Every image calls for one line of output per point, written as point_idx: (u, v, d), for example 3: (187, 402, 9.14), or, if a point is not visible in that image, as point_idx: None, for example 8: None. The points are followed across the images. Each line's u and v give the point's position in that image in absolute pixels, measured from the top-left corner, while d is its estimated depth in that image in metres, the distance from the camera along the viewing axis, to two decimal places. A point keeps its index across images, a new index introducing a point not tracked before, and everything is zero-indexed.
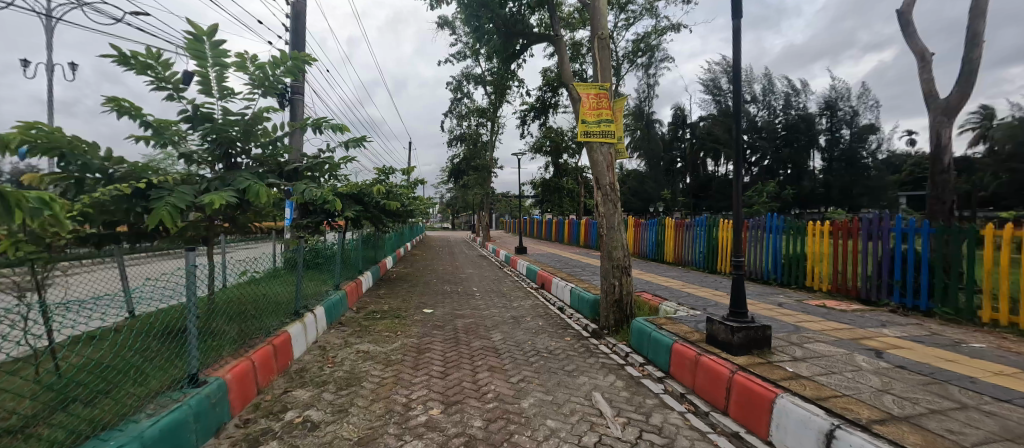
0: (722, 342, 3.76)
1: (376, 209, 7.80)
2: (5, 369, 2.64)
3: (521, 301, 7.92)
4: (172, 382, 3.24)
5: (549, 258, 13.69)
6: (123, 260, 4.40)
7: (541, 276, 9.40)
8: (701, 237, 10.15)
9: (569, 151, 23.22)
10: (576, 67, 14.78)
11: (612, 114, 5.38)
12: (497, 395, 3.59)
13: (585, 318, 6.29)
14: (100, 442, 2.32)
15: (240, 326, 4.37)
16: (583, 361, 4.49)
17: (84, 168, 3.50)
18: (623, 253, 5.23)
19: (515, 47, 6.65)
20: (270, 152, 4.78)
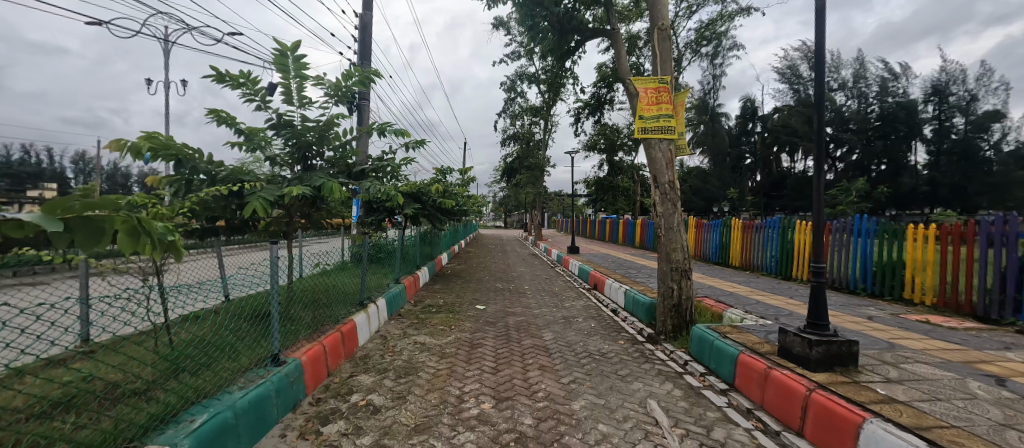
0: (797, 356, 3.57)
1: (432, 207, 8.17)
2: (133, 340, 3.12)
3: (572, 301, 7.95)
4: (258, 358, 3.65)
5: (602, 259, 13.54)
6: (221, 251, 5.03)
7: (594, 277, 9.35)
8: (774, 239, 9.54)
9: (625, 148, 22.73)
10: (634, 61, 14.47)
11: (672, 107, 5.21)
12: (548, 395, 3.69)
13: (640, 321, 6.20)
14: (202, 409, 2.72)
15: (314, 312, 4.80)
16: (637, 366, 4.46)
17: (193, 170, 4.05)
18: (683, 255, 5.10)
19: (570, 44, 6.68)
20: (340, 155, 5.20)
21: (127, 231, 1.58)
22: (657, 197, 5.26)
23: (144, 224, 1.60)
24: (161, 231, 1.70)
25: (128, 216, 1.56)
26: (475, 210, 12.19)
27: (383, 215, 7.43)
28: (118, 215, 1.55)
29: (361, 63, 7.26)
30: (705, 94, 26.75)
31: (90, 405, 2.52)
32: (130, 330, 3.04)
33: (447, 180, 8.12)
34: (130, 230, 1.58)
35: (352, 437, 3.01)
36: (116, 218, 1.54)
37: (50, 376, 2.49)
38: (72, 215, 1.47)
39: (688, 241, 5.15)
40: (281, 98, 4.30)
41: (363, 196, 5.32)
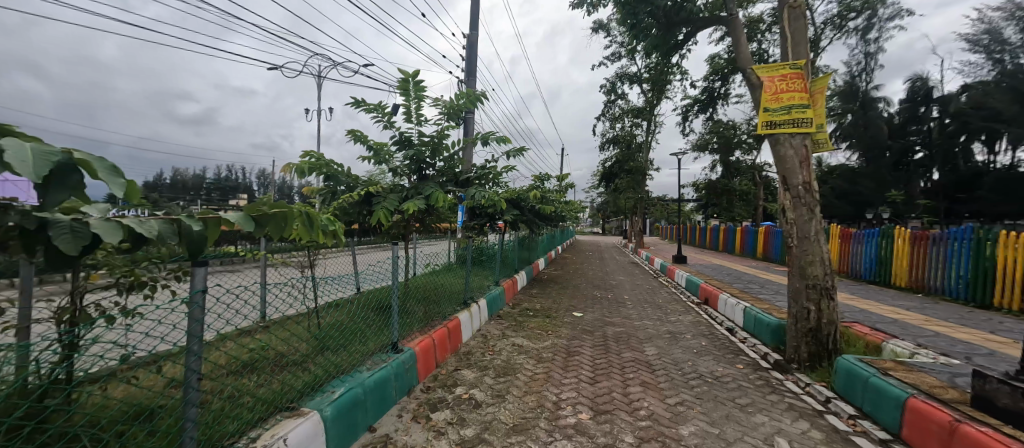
0: (1001, 409, 2.80)
1: (530, 213, 8.49)
2: (293, 320, 3.78)
3: (679, 315, 7.57)
4: (381, 343, 4.19)
5: (715, 270, 12.55)
6: (354, 249, 5.90)
7: (704, 291, 8.75)
8: (961, 256, 7.89)
9: (744, 147, 20.69)
10: (756, 47, 13.22)
11: (808, 97, 4.59)
12: (650, 414, 3.62)
13: (766, 344, 5.61)
14: (339, 383, 3.26)
15: (426, 307, 5.32)
16: (762, 397, 4.02)
17: (337, 182, 4.85)
18: (821, 271, 4.47)
19: (677, 37, 6.41)
20: (449, 164, 5.74)
21: (302, 223, 2.10)
22: (788, 200, 4.69)
23: (311, 216, 2.12)
24: (323, 222, 2.25)
25: (300, 211, 2.07)
26: (572, 215, 12.26)
27: (485, 221, 7.92)
28: (295, 210, 2.05)
29: (468, 78, 7.87)
30: (854, 77, 22.81)
31: (268, 368, 3.04)
32: (291, 309, 3.67)
33: (545, 186, 8.37)
34: (304, 222, 2.10)
35: (457, 427, 3.34)
36: (294, 212, 2.03)
37: (243, 342, 3.05)
38: (265, 213, 1.95)
39: (829, 253, 4.48)
40: (403, 117, 4.91)
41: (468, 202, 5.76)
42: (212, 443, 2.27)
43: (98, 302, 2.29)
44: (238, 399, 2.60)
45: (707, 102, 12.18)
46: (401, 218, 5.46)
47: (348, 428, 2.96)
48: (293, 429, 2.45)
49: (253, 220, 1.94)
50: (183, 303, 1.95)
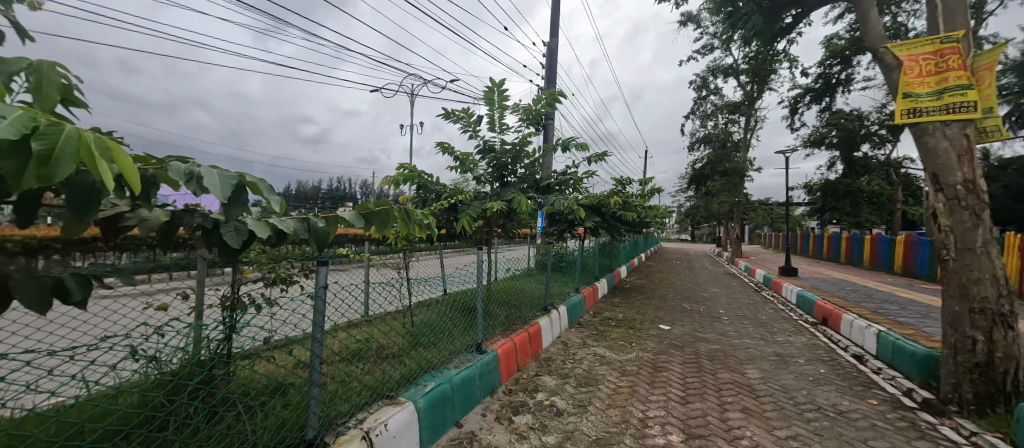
0: None
1: (612, 219, 8.28)
2: (388, 317, 4.05)
3: (787, 335, 6.77)
4: (468, 343, 4.24)
5: (833, 285, 11.04)
6: (441, 253, 6.23)
7: (821, 310, 7.72)
8: None
9: (872, 141, 17.95)
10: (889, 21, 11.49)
11: (970, 76, 3.64)
12: (754, 445, 3.26)
13: (910, 379, 4.48)
14: (430, 376, 3.45)
15: (508, 310, 5.41)
16: (901, 440, 3.30)
17: (428, 190, 5.20)
18: (994, 291, 3.44)
19: (783, 21, 5.81)
20: (530, 171, 5.85)
21: (401, 218, 2.29)
22: (940, 203, 3.71)
23: (409, 212, 2.30)
24: (419, 217, 2.43)
25: (399, 209, 2.25)
26: (658, 222, 11.69)
27: (565, 227, 7.90)
28: (394, 207, 2.23)
29: (548, 86, 7.97)
30: None
31: (369, 358, 3.32)
32: (387, 306, 3.96)
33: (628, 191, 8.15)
34: (403, 217, 2.29)
35: (538, 432, 3.38)
36: (393, 209, 2.22)
37: (347, 334, 3.36)
38: (370, 210, 2.15)
39: (1004, 269, 3.44)
40: (487, 126, 5.13)
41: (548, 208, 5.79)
42: (332, 419, 2.56)
43: (247, 292, 2.77)
44: (348, 385, 2.87)
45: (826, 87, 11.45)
46: (484, 222, 5.62)
47: (437, 421, 3.13)
48: (392, 416, 2.67)
49: (360, 215, 2.13)
50: (307, 296, 2.20)
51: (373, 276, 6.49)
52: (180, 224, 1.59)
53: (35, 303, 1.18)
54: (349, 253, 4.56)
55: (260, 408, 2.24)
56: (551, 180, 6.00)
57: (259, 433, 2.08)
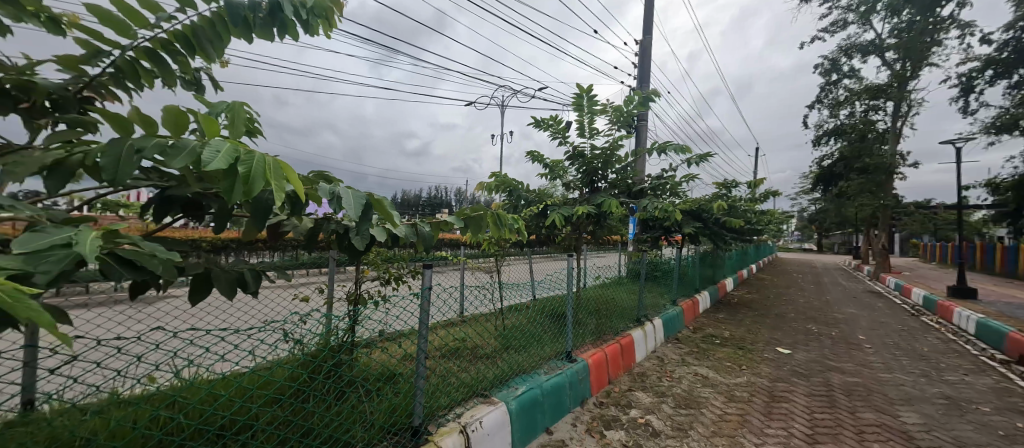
0: None
1: (714, 226, 7.64)
2: (482, 317, 4.21)
3: (954, 370, 5.54)
4: (558, 350, 4.23)
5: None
6: (531, 258, 6.32)
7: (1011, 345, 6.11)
8: None
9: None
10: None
11: None
12: None
13: None
14: (521, 381, 3.51)
15: (598, 319, 5.30)
16: None
17: (518, 197, 5.32)
18: None
19: None
20: (622, 176, 5.69)
21: (494, 223, 2.36)
22: None
23: (501, 216, 2.36)
24: (511, 221, 2.48)
25: (492, 212, 2.32)
26: (771, 229, 10.47)
27: (660, 234, 7.50)
28: (487, 212, 2.31)
29: (642, 86, 7.67)
30: None
31: (465, 357, 3.50)
32: (480, 309, 4.13)
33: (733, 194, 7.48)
34: (496, 221, 2.35)
35: None
36: (487, 214, 2.30)
37: (445, 332, 3.57)
38: (466, 214, 2.28)
39: None
40: (577, 132, 5.11)
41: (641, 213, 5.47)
42: (434, 410, 2.75)
43: (366, 289, 3.19)
44: (447, 381, 3.05)
45: (1019, 57, 9.62)
46: (574, 229, 5.56)
47: (529, 426, 3.18)
48: (487, 414, 2.79)
49: (459, 218, 2.27)
50: (413, 295, 2.39)
51: (468, 279, 6.83)
52: (323, 230, 1.86)
53: (227, 289, 1.51)
54: (445, 256, 4.87)
55: (376, 394, 2.49)
56: (644, 185, 5.77)
57: (375, 416, 2.32)
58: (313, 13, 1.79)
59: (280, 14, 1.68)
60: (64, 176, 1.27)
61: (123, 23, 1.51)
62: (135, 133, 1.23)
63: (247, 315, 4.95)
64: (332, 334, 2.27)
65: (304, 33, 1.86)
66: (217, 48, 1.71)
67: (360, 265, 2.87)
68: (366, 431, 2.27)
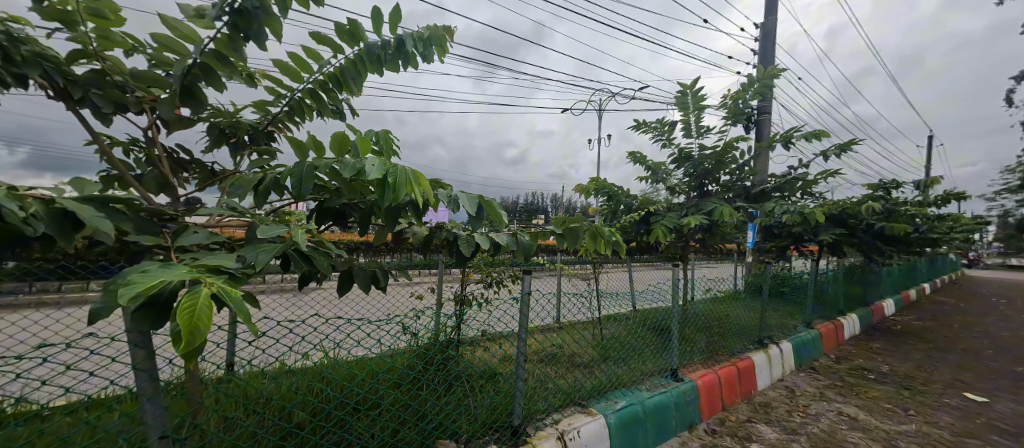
0: None
1: (861, 233, 6.43)
2: (581, 325, 4.15)
3: None
4: (660, 366, 3.81)
5: None
6: (632, 266, 6.03)
7: None
8: None
9: None
10: None
11: None
12: None
13: None
14: (622, 394, 3.33)
15: (708, 336, 4.65)
16: None
17: (619, 202, 5.17)
18: None
19: None
20: (737, 177, 5.15)
21: (592, 235, 2.36)
22: None
23: (600, 229, 2.34)
24: (609, 234, 2.45)
25: (591, 224, 2.33)
26: (956, 237, 8.35)
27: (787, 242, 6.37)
28: (586, 223, 2.32)
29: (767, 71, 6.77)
30: None
31: (563, 365, 3.49)
32: (578, 317, 4.05)
33: (891, 196, 6.27)
34: (594, 234, 2.35)
35: None
36: (586, 225, 2.31)
37: (543, 338, 3.61)
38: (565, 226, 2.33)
39: None
40: (682, 131, 4.79)
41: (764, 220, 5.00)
42: (533, 413, 2.80)
43: (472, 291, 3.44)
44: (545, 386, 3.07)
45: None
46: (679, 235, 5.15)
47: (630, 443, 3.02)
48: (585, 424, 2.76)
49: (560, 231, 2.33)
50: (514, 299, 2.48)
51: (564, 285, 6.87)
52: (436, 238, 2.06)
53: (365, 285, 1.78)
54: (543, 262, 4.91)
55: (480, 390, 2.64)
56: (767, 185, 5.18)
57: (478, 411, 2.45)
58: (430, 43, 1.98)
59: (404, 48, 1.91)
60: (262, 191, 1.58)
61: (294, 71, 1.82)
62: (309, 156, 1.49)
63: (371, 310, 5.56)
64: (441, 331, 2.47)
65: (424, 62, 2.07)
66: (358, 83, 1.98)
67: (464, 268, 3.10)
68: (472, 423, 2.43)
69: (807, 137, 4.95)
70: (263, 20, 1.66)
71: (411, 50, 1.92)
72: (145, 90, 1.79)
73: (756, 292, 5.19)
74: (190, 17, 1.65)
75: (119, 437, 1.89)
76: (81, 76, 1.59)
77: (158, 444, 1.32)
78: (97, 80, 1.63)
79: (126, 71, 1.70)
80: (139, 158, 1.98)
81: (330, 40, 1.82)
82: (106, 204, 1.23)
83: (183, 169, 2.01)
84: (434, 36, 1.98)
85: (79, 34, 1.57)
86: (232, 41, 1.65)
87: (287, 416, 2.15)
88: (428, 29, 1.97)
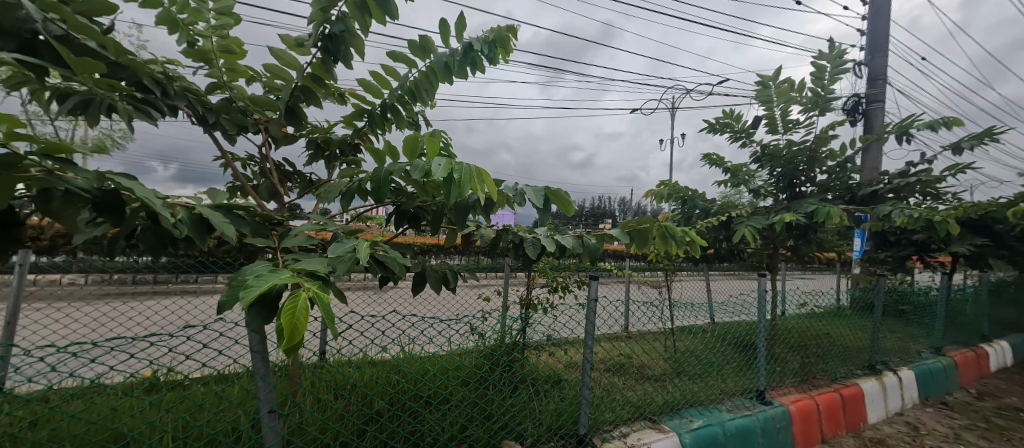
0: None
1: (1011, 242, 5.32)
2: (653, 335, 3.94)
3: None
4: (743, 386, 3.46)
5: None
6: (709, 275, 5.63)
7: None
8: None
9: None
10: None
11: None
12: None
13: None
14: (698, 414, 3.09)
15: (802, 358, 3.99)
16: None
17: (694, 206, 4.86)
18: None
19: None
20: (838, 176, 4.55)
21: (661, 236, 2.25)
22: None
23: (669, 229, 2.22)
24: (681, 235, 2.31)
25: (659, 225, 2.21)
26: None
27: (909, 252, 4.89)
28: (654, 225, 2.21)
29: (878, 53, 5.83)
30: None
31: (630, 375, 3.37)
32: (648, 327, 3.84)
33: None
34: (662, 234, 2.24)
35: None
36: (654, 226, 2.21)
37: (609, 346, 3.51)
38: (633, 228, 2.25)
39: None
40: (766, 128, 4.40)
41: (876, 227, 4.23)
42: (599, 423, 2.74)
43: (537, 295, 3.46)
44: (613, 397, 2.97)
45: None
46: (765, 241, 4.71)
47: None
48: (656, 441, 2.64)
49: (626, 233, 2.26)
50: (580, 305, 2.42)
51: (635, 293, 6.61)
52: (502, 240, 2.09)
53: (436, 285, 1.87)
54: (611, 268, 4.76)
55: (545, 394, 2.64)
56: (878, 186, 4.53)
57: (544, 416, 2.45)
58: (493, 46, 2.05)
59: (469, 54, 1.98)
60: (347, 196, 1.73)
61: (375, 87, 1.97)
62: (386, 162, 1.61)
63: (442, 311, 5.75)
64: (508, 333, 2.50)
65: (489, 65, 2.13)
66: (430, 93, 2.09)
67: (530, 272, 3.14)
68: (537, 428, 2.44)
69: (936, 127, 4.36)
70: (349, 41, 1.83)
71: (477, 56, 2.00)
72: (260, 112, 2.06)
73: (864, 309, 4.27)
74: (293, 46, 1.87)
75: (236, 409, 2.17)
76: (214, 104, 1.89)
77: (268, 418, 1.48)
78: (225, 106, 1.92)
79: (246, 97, 1.97)
80: (253, 171, 2.27)
81: (405, 55, 1.95)
82: (231, 211, 1.44)
83: (288, 179, 2.27)
84: (497, 38, 2.04)
85: (213, 69, 1.86)
86: (325, 64, 1.84)
87: (369, 403, 2.31)
88: (491, 33, 2.04)
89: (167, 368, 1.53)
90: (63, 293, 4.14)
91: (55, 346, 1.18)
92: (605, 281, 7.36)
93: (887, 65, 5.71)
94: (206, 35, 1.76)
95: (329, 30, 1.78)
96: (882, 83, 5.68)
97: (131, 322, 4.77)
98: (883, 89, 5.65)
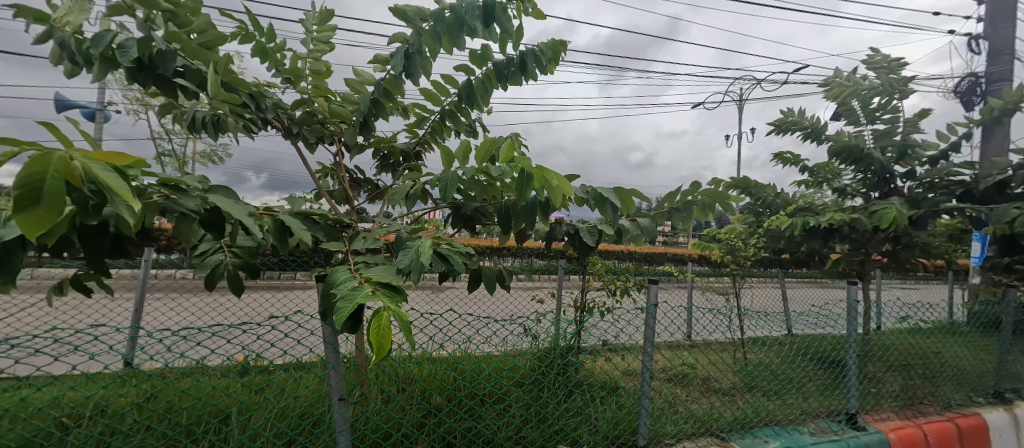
0: None
1: None
2: (720, 342, 3.70)
3: None
4: (830, 407, 3.14)
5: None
6: (785, 281, 5.18)
7: None
8: None
9: None
10: None
11: None
12: None
13: None
14: (775, 433, 2.83)
15: (905, 377, 3.52)
16: None
17: (765, 206, 4.49)
18: None
19: None
20: (947, 169, 4.00)
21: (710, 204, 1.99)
22: None
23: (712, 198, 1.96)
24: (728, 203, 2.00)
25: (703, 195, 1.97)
26: None
27: None
28: (701, 196, 1.98)
29: (998, 23, 5.05)
30: None
31: (694, 387, 3.22)
32: (714, 336, 3.62)
33: None
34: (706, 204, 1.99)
35: None
36: (701, 196, 1.97)
37: (671, 354, 3.34)
38: (679, 201, 2.03)
39: None
40: (849, 119, 3.98)
41: (997, 228, 3.67)
42: (660, 435, 2.64)
43: (593, 298, 3.40)
44: (676, 409, 2.86)
45: None
46: (854, 246, 4.23)
47: None
48: None
49: (670, 207, 2.07)
50: (639, 309, 2.34)
51: (699, 300, 6.24)
52: (556, 234, 2.08)
53: (490, 288, 1.92)
54: (672, 273, 4.54)
55: (602, 401, 2.59)
56: (1002, 177, 3.87)
57: (601, 422, 2.42)
58: (549, 59, 2.05)
59: (527, 67, 2.01)
60: (410, 194, 1.87)
61: (434, 96, 2.06)
62: (455, 165, 1.59)
63: (499, 312, 5.83)
64: (563, 336, 2.47)
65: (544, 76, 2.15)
66: (487, 100, 2.15)
67: (584, 274, 3.09)
68: (594, 435, 2.39)
69: None
70: (420, 62, 1.93)
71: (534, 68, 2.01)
72: (335, 124, 2.23)
73: (984, 325, 3.50)
74: (370, 63, 2.02)
75: (312, 397, 2.34)
76: (299, 117, 2.11)
77: (338, 405, 1.60)
78: (307, 119, 2.14)
79: (325, 111, 2.14)
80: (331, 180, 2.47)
81: (466, 65, 2.02)
82: (307, 217, 1.61)
83: (359, 187, 2.43)
84: (555, 50, 2.03)
85: (300, 87, 2.03)
86: (395, 80, 1.96)
87: (429, 398, 2.39)
88: (546, 44, 2.02)
89: (257, 355, 1.69)
90: (175, 286, 4.77)
91: (169, 330, 1.31)
92: (667, 286, 7.02)
93: (1013, 35, 4.92)
94: (301, 57, 2.02)
95: (403, 49, 1.89)
96: (1007, 58, 4.91)
97: (226, 314, 5.36)
98: (1007, 67, 4.87)
